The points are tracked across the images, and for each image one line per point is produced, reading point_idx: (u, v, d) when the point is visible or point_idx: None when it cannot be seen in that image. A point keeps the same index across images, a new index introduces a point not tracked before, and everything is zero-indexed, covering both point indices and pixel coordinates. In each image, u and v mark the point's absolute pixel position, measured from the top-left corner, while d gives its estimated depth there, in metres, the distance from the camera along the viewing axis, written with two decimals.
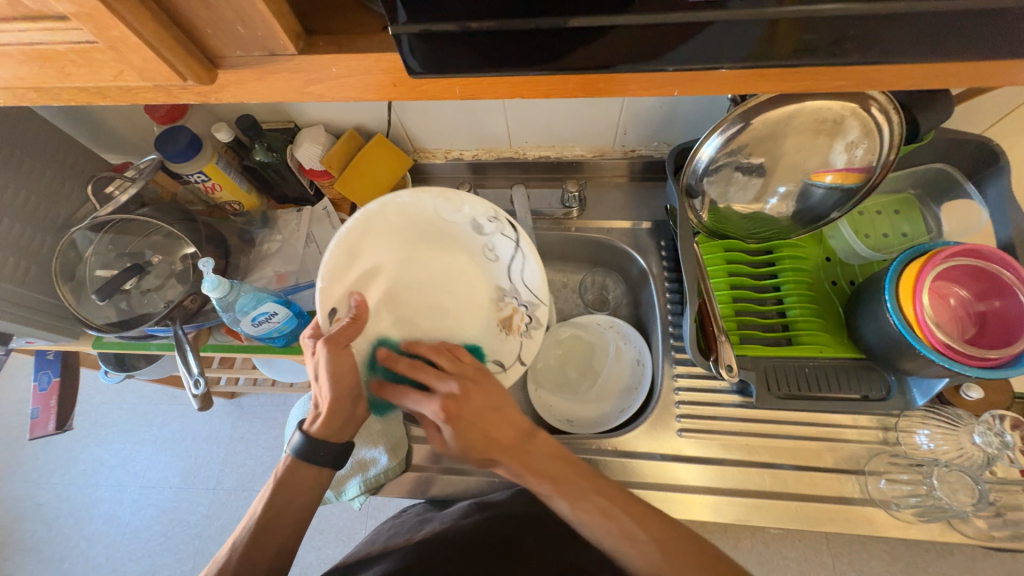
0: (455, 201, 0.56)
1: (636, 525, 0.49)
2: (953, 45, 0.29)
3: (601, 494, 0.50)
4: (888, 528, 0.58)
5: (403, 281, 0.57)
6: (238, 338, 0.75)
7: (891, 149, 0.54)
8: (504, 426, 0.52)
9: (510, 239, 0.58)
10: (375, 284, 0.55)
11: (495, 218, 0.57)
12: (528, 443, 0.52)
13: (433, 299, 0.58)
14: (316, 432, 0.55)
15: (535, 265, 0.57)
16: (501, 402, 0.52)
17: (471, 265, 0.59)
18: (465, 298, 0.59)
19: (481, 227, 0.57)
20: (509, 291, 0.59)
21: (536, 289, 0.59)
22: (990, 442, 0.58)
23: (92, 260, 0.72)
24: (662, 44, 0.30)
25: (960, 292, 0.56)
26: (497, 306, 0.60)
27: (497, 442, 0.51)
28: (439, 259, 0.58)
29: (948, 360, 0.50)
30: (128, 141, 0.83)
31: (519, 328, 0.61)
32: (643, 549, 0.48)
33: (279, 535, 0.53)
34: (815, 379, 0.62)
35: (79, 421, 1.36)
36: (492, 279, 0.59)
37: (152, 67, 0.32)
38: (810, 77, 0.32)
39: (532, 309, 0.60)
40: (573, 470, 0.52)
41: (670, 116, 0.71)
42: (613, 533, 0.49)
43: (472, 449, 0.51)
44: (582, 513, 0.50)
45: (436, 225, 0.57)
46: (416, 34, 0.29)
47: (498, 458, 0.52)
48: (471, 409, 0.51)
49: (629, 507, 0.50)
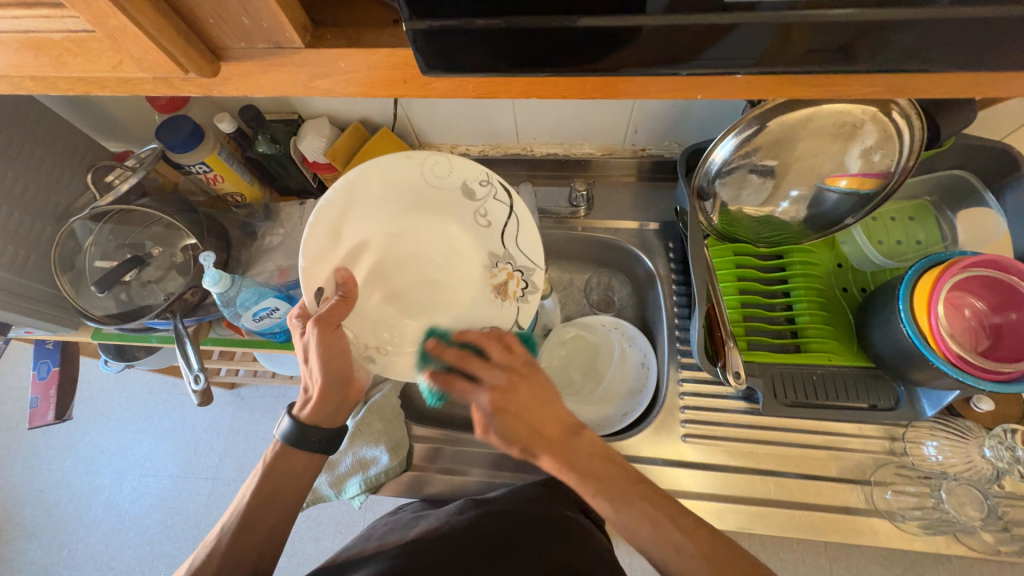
0: (443, 166, 0.57)
1: (683, 535, 0.45)
2: (996, 51, 0.27)
3: (649, 501, 0.47)
4: (891, 539, 0.58)
5: (393, 255, 0.59)
6: (239, 332, 0.75)
7: (911, 155, 0.53)
8: (550, 422, 0.50)
9: (500, 202, 0.57)
10: (364, 258, 0.57)
11: (487, 180, 0.57)
12: (573, 440, 0.49)
13: (424, 268, 0.60)
14: (307, 416, 0.54)
15: (529, 231, 0.58)
16: (550, 397, 0.51)
17: (462, 230, 0.60)
18: (456, 267, 0.60)
19: (471, 191, 0.58)
20: (502, 256, 0.59)
21: (529, 252, 0.59)
22: (1001, 455, 0.57)
23: (91, 251, 0.71)
24: (682, 46, 0.28)
25: (974, 303, 0.55)
26: (491, 272, 0.60)
27: (543, 436, 0.49)
28: (430, 227, 0.59)
29: (960, 372, 0.49)
30: (128, 130, 0.82)
31: (515, 294, 0.59)
32: (691, 562, 0.44)
33: (267, 522, 0.52)
34: (823, 387, 0.61)
35: (79, 409, 1.36)
36: (484, 244, 0.60)
37: (152, 58, 0.31)
38: (839, 84, 0.31)
39: (528, 274, 0.59)
40: (617, 471, 0.48)
41: (683, 116, 0.69)
42: (659, 540, 0.45)
43: (518, 443, 0.50)
44: (627, 518, 0.46)
45: (422, 193, 0.58)
46: (425, 30, 0.28)
47: (542, 455, 0.49)
48: (517, 403, 0.50)
49: (676, 518, 0.46)
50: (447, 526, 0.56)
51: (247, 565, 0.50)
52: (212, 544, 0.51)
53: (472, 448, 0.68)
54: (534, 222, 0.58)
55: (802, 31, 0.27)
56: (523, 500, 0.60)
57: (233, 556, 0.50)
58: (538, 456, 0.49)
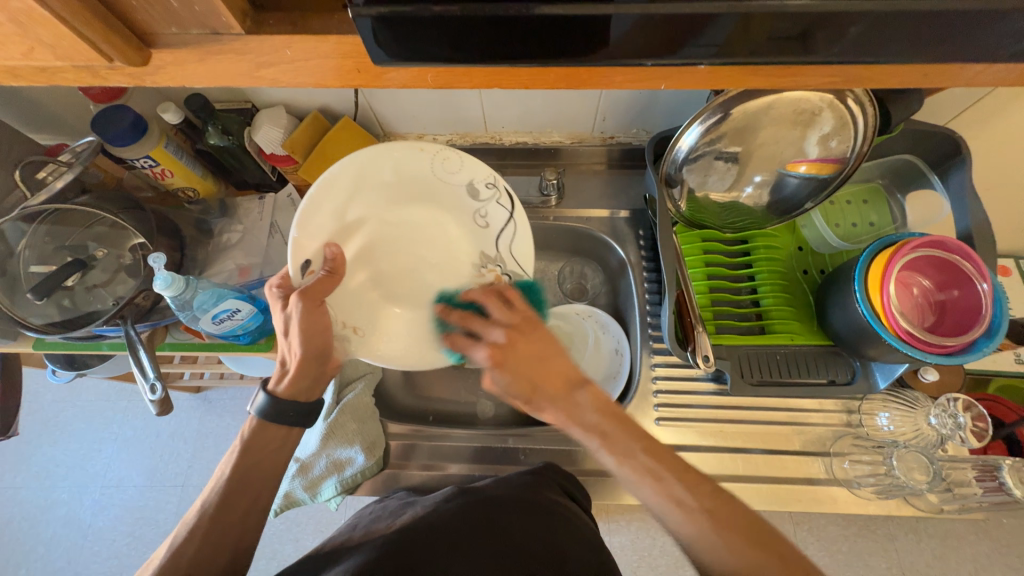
0: (453, 164, 0.56)
1: (685, 490, 0.44)
2: (939, 47, 0.28)
3: (650, 454, 0.45)
4: (849, 505, 0.61)
5: (386, 239, 0.58)
6: (198, 336, 0.71)
7: (865, 139, 0.55)
8: (554, 375, 0.48)
9: (504, 208, 0.57)
10: (357, 237, 0.56)
11: (493, 184, 0.57)
12: (575, 395, 0.48)
13: (415, 257, 0.59)
14: (282, 391, 0.52)
15: (523, 237, 0.57)
16: (554, 351, 0.49)
17: (460, 230, 0.59)
18: (446, 261, 0.60)
19: (475, 192, 0.57)
20: (493, 259, 0.58)
21: (521, 257, 0.58)
22: (944, 423, 0.62)
23: (26, 254, 0.65)
24: (642, 36, 0.28)
25: (922, 282, 0.58)
26: (479, 272, 0.59)
27: (544, 390, 0.48)
28: (423, 217, 0.59)
29: (910, 347, 0.52)
30: (63, 122, 0.75)
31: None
32: (695, 518, 0.42)
33: (247, 500, 0.50)
34: (785, 366, 0.63)
35: (30, 422, 1.28)
36: (477, 245, 0.59)
37: (68, 44, 0.28)
38: (800, 74, 0.31)
39: (516, 279, 0.58)
40: (622, 427, 0.46)
41: (651, 103, 0.69)
42: (661, 496, 0.44)
43: (521, 397, 0.48)
44: (628, 471, 0.45)
45: (429, 184, 0.57)
46: (376, 17, 0.26)
47: (545, 408, 0.48)
48: (516, 357, 0.48)
49: (679, 473, 0.45)
50: (432, 514, 0.55)
51: (223, 556, 0.47)
52: (191, 523, 0.48)
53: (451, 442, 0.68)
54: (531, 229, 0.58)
55: (763, 21, 0.27)
56: (507, 487, 0.60)
57: (216, 535, 0.47)
58: (541, 408, 0.48)
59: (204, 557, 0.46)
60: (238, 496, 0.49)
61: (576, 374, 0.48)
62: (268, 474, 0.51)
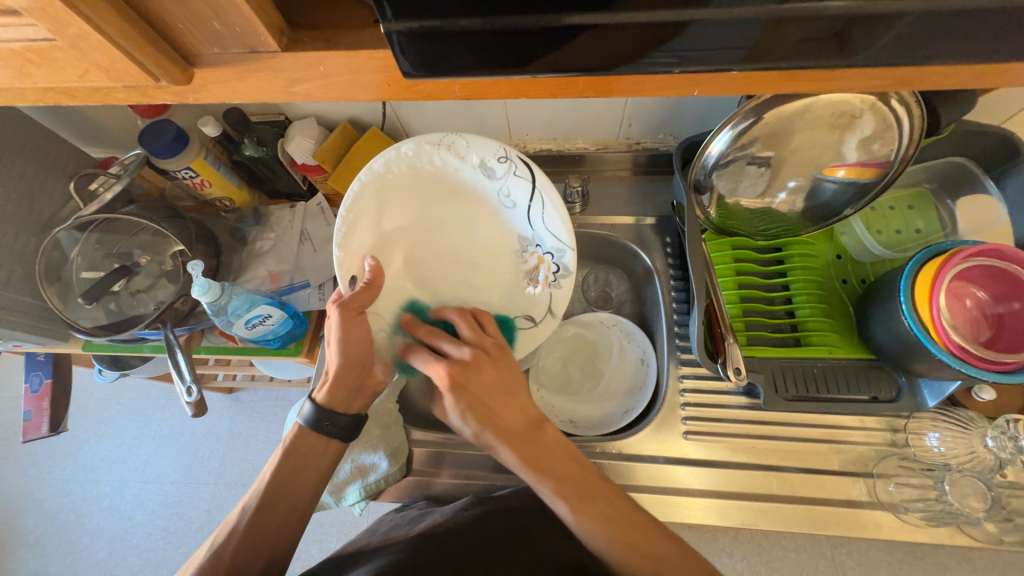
0: (462, 151, 0.55)
1: (641, 537, 0.45)
2: (996, 46, 0.26)
3: (607, 502, 0.47)
4: (895, 531, 0.57)
5: (423, 243, 0.59)
6: (231, 340, 0.74)
7: (910, 143, 0.52)
8: (512, 411, 0.50)
9: (525, 178, 0.55)
10: (396, 248, 0.58)
11: (506, 158, 0.55)
12: (534, 434, 0.50)
13: (455, 255, 0.59)
14: (322, 401, 0.53)
15: (552, 209, 0.55)
16: (514, 385, 0.51)
17: (488, 214, 0.58)
18: (485, 250, 0.59)
19: (491, 172, 0.56)
20: (530, 239, 0.58)
21: (558, 234, 0.56)
22: (1003, 446, 0.57)
23: (78, 261, 0.69)
24: (675, 44, 0.27)
25: (977, 294, 0.54)
26: (520, 257, 0.59)
27: (501, 424, 0.50)
28: (451, 213, 0.58)
29: (962, 363, 0.48)
30: (112, 137, 0.80)
31: (547, 278, 0.59)
32: (642, 562, 0.44)
33: (282, 505, 0.51)
34: (824, 380, 0.60)
35: (77, 418, 1.35)
36: (510, 227, 0.58)
37: (119, 66, 0.29)
38: (841, 78, 0.30)
39: (558, 257, 0.58)
40: (579, 469, 0.49)
41: (678, 108, 0.68)
42: (616, 544, 0.45)
43: (474, 425, 0.50)
44: (585, 519, 0.46)
45: (445, 178, 0.57)
46: (407, 32, 0.27)
47: (497, 445, 0.50)
48: (478, 381, 0.50)
49: (634, 519, 0.46)
50: (448, 524, 0.53)
51: (261, 559, 0.48)
52: (231, 525, 0.50)
53: (475, 451, 0.68)
54: (561, 201, 0.55)
55: (802, 24, 0.26)
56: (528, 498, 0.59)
57: (251, 539, 0.49)
58: (493, 445, 0.50)
59: (240, 562, 0.48)
60: (273, 501, 0.50)
61: (536, 414, 0.51)
62: (306, 481, 0.52)
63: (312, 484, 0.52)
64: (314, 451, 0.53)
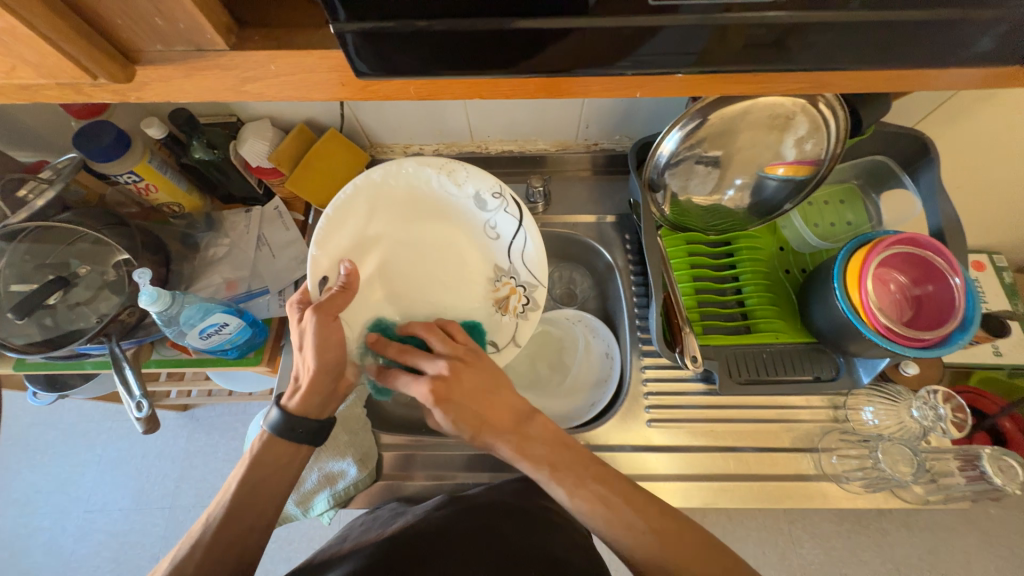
0: (459, 178, 0.57)
1: (636, 514, 0.45)
2: (896, 55, 0.29)
3: (601, 482, 0.47)
4: (839, 499, 0.62)
5: (401, 255, 0.59)
6: (184, 351, 0.70)
7: (838, 140, 0.57)
8: (501, 410, 0.49)
9: (513, 216, 0.58)
10: (373, 255, 0.57)
11: (499, 194, 0.58)
12: (528, 427, 0.49)
13: (430, 273, 0.60)
14: (294, 407, 0.51)
15: (533, 244, 0.58)
16: (495, 384, 0.50)
17: (469, 242, 0.61)
18: (461, 274, 0.61)
19: (483, 204, 0.59)
20: (505, 270, 0.61)
21: (532, 267, 0.59)
22: (926, 415, 0.64)
23: (5, 273, 0.64)
24: (618, 49, 0.29)
25: (899, 278, 0.60)
26: (494, 286, 0.61)
27: (490, 423, 0.49)
28: (435, 234, 0.60)
29: (888, 342, 0.53)
30: (43, 140, 0.75)
31: (516, 309, 0.61)
32: (642, 540, 0.44)
33: (253, 509, 0.48)
34: (772, 364, 0.64)
35: (9, 446, 1.24)
36: (488, 257, 0.61)
37: (52, 62, 0.28)
38: (768, 80, 0.32)
39: (529, 290, 0.60)
40: (572, 455, 0.48)
41: (632, 111, 0.71)
42: (612, 523, 0.45)
43: (466, 431, 0.49)
44: (580, 502, 0.46)
45: (438, 200, 0.59)
46: (358, 32, 0.27)
47: (493, 443, 0.49)
48: (460, 390, 0.49)
49: (629, 497, 0.46)
50: (422, 522, 0.53)
51: (231, 561, 0.46)
52: (195, 537, 0.47)
53: (447, 451, 0.68)
54: (541, 237, 0.58)
55: (730, 31, 0.28)
56: (501, 493, 0.59)
57: (220, 546, 0.46)
58: (489, 444, 0.49)
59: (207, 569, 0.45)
60: (244, 505, 0.48)
61: (524, 406, 0.50)
62: (275, 485, 0.50)
63: (281, 485, 0.50)
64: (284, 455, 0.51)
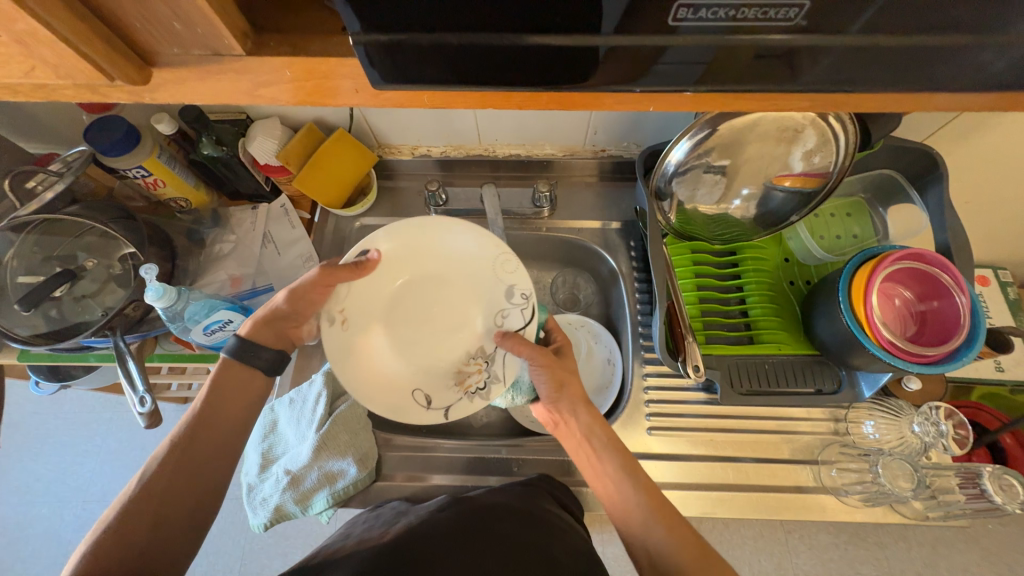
0: (510, 267, 0.60)
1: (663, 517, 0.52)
2: (910, 78, 0.29)
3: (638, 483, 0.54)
4: (837, 512, 0.62)
5: (425, 289, 0.62)
6: (188, 346, 0.71)
7: (846, 155, 0.56)
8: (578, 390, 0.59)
9: (524, 318, 0.61)
10: (410, 268, 0.62)
11: (525, 297, 0.60)
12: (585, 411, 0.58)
13: (429, 322, 0.62)
14: (249, 334, 0.55)
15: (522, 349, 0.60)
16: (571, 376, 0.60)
17: (476, 317, 0.62)
18: (450, 336, 0.62)
19: (510, 294, 0.61)
20: (484, 355, 0.61)
21: (507, 364, 0.61)
22: (927, 430, 0.63)
23: (13, 265, 0.64)
24: (630, 65, 0.29)
25: (904, 292, 0.60)
26: (467, 359, 0.62)
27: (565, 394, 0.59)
28: (459, 293, 0.63)
29: (890, 356, 0.53)
30: (55, 133, 0.75)
31: (467, 387, 0.60)
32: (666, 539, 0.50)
33: (196, 492, 0.48)
34: (774, 375, 0.64)
35: (12, 433, 1.25)
36: (482, 337, 0.62)
37: (70, 63, 0.28)
38: (779, 98, 0.32)
39: (491, 381, 0.61)
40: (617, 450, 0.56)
41: (641, 119, 0.71)
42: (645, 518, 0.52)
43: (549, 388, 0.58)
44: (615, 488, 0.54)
45: (483, 272, 0.62)
46: (374, 43, 0.27)
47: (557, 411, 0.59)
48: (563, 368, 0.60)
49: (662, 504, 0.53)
50: (426, 522, 0.54)
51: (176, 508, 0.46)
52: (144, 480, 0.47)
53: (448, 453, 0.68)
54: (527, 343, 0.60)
55: (743, 49, 0.28)
56: (503, 495, 0.59)
57: (166, 529, 0.45)
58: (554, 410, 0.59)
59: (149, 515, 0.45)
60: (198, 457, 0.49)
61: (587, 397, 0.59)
62: None
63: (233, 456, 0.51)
64: (225, 439, 0.51)
